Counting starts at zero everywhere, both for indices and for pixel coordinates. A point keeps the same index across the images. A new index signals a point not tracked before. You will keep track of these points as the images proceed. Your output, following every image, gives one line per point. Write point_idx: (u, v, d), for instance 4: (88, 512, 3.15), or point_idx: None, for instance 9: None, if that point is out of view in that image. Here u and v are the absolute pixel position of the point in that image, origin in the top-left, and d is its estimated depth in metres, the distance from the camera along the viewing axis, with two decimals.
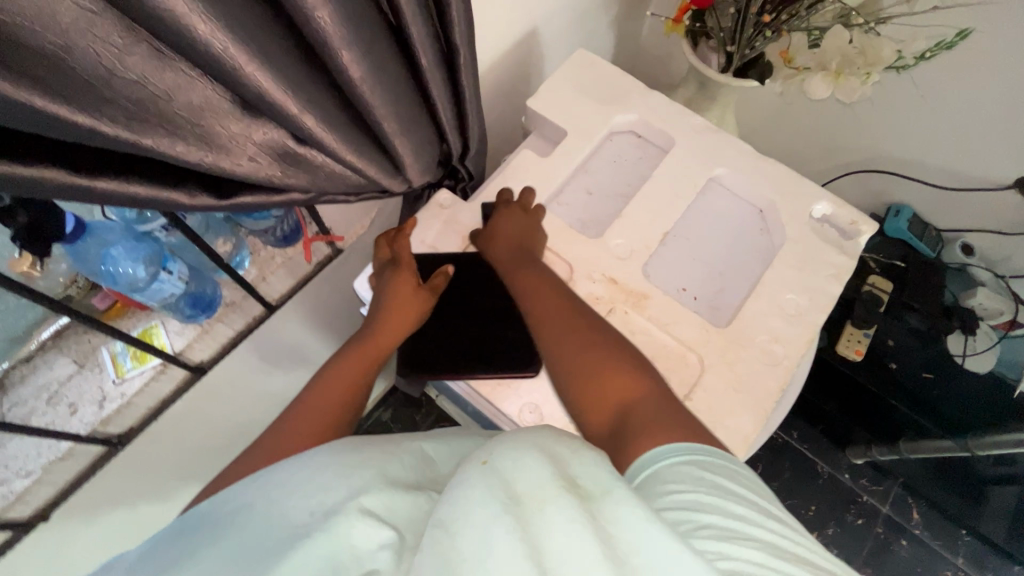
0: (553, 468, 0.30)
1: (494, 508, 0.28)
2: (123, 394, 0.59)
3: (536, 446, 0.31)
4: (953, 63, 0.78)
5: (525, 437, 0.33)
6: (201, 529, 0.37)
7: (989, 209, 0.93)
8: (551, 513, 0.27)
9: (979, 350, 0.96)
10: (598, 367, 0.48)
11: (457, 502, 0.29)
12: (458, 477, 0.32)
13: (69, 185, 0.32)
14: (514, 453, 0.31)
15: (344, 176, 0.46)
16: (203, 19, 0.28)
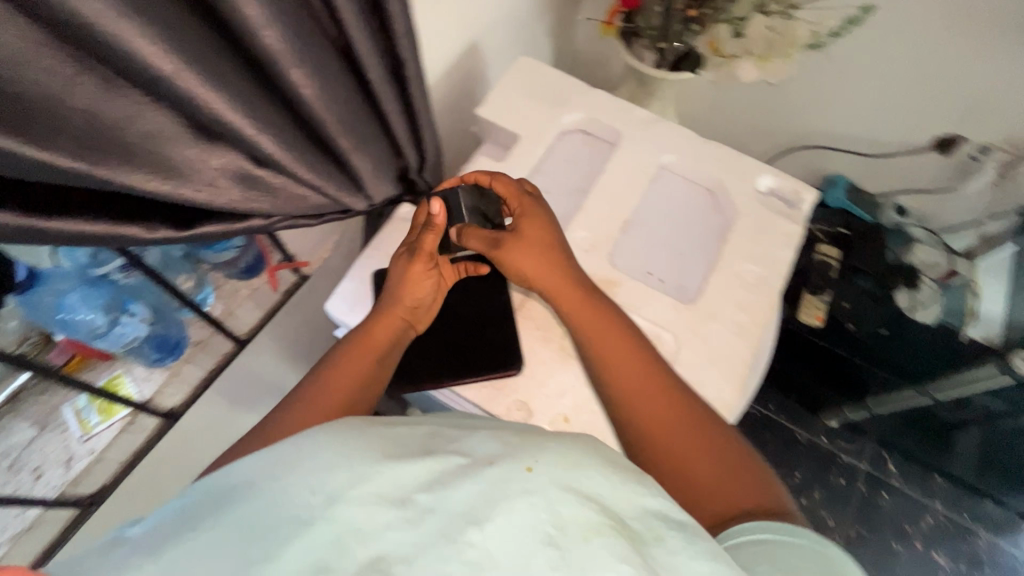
0: (592, 501, 0.33)
1: (535, 540, 0.31)
2: (92, 450, 0.54)
3: (590, 468, 0.36)
4: (866, 37, 0.87)
5: (576, 455, 0.36)
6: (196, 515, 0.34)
7: (913, 168, 1.05)
8: (598, 547, 0.31)
9: (925, 303, 1.07)
10: (645, 417, 0.49)
11: (501, 510, 0.32)
12: (504, 475, 0.34)
13: (16, 225, 0.30)
14: (569, 471, 0.35)
15: (305, 197, 0.45)
16: (154, 44, 0.26)
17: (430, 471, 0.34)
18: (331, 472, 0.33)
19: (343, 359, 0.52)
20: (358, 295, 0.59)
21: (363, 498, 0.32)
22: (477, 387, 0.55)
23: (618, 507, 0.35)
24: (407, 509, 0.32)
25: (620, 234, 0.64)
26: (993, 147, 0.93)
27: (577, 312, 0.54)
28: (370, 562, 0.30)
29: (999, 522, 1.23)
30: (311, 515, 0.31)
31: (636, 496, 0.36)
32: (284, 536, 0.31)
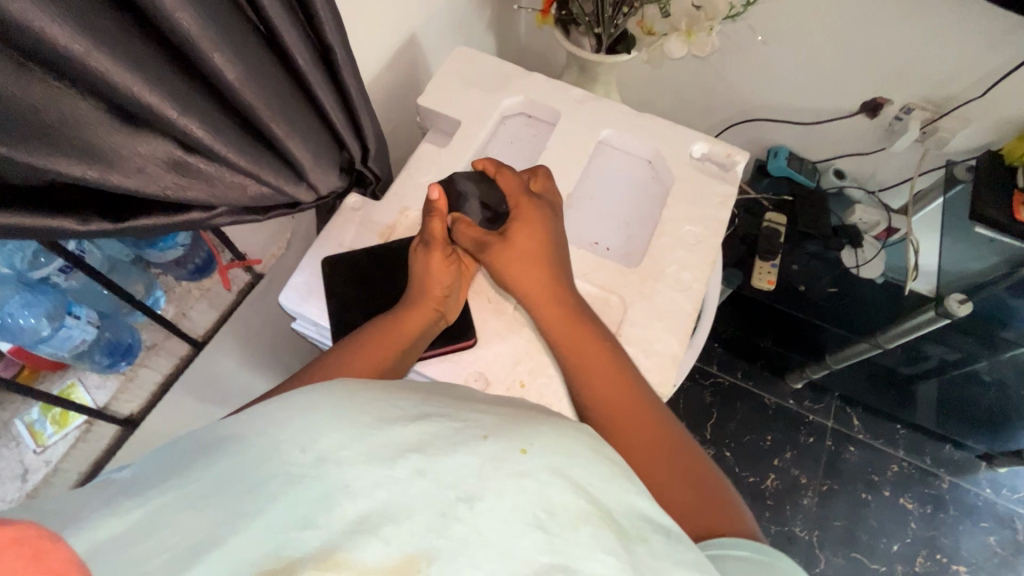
0: (579, 486, 0.32)
1: (523, 521, 0.29)
2: (48, 462, 0.53)
3: (576, 453, 0.34)
4: (787, 9, 0.92)
5: (568, 442, 0.35)
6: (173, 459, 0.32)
7: (846, 133, 1.10)
8: (586, 532, 0.30)
9: (869, 259, 1.12)
10: (647, 407, 0.49)
11: (492, 488, 0.30)
12: (499, 457, 0.32)
13: None
14: (563, 456, 0.33)
15: (243, 184, 0.46)
16: (62, 24, 0.27)
17: (421, 433, 0.32)
18: (317, 433, 0.31)
19: (380, 335, 0.51)
20: (310, 285, 0.59)
21: (351, 459, 0.30)
22: (434, 362, 0.56)
23: (606, 498, 0.33)
24: (397, 469, 0.30)
25: (565, 208, 0.67)
26: (915, 107, 0.98)
27: (558, 326, 0.54)
28: (352, 526, 0.27)
29: (961, 464, 1.29)
30: (301, 472, 0.29)
31: (627, 495, 0.35)
32: (267, 495, 0.28)
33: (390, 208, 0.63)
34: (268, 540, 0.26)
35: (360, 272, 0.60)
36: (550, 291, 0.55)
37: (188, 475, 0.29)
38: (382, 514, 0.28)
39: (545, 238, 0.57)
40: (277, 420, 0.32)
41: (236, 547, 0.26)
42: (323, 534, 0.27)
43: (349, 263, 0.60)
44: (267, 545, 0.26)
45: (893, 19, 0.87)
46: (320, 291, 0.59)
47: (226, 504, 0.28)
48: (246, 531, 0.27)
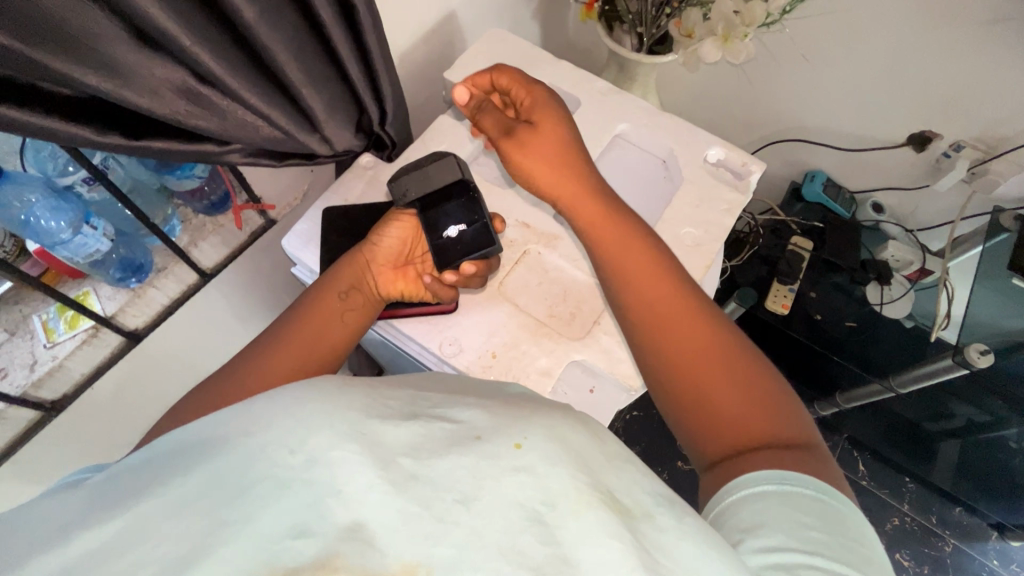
0: (588, 479, 0.33)
1: (522, 516, 0.30)
2: (54, 357, 0.57)
3: (565, 445, 0.34)
4: (834, 30, 0.90)
5: (551, 427, 0.36)
6: (173, 459, 0.34)
7: (889, 165, 1.05)
8: (589, 520, 0.30)
9: (895, 298, 1.07)
10: (654, 317, 0.48)
11: (489, 489, 0.31)
12: (492, 449, 0.33)
13: None
14: (549, 445, 0.34)
15: (255, 125, 0.49)
16: None
17: (413, 435, 0.34)
18: (304, 434, 0.32)
19: (318, 297, 0.54)
20: (311, 234, 0.63)
21: (342, 458, 0.31)
22: (416, 320, 0.59)
23: (623, 496, 0.33)
24: (392, 471, 0.31)
25: None
26: (967, 145, 0.92)
27: (597, 225, 0.52)
28: (347, 531, 0.29)
29: (969, 530, 1.22)
30: (291, 475, 0.31)
31: (617, 473, 0.35)
32: (259, 499, 0.30)
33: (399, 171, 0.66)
34: (262, 549, 0.28)
35: (356, 229, 0.62)
36: (579, 186, 0.53)
37: (171, 483, 0.32)
38: (379, 523, 0.29)
39: (554, 132, 0.54)
40: (264, 420, 0.34)
41: (227, 554, 0.28)
42: (316, 543, 0.28)
43: (350, 218, 0.62)
44: (261, 553, 0.28)
45: (950, 49, 0.83)
46: (317, 238, 0.62)
47: (209, 514, 0.30)
48: (235, 541, 0.28)
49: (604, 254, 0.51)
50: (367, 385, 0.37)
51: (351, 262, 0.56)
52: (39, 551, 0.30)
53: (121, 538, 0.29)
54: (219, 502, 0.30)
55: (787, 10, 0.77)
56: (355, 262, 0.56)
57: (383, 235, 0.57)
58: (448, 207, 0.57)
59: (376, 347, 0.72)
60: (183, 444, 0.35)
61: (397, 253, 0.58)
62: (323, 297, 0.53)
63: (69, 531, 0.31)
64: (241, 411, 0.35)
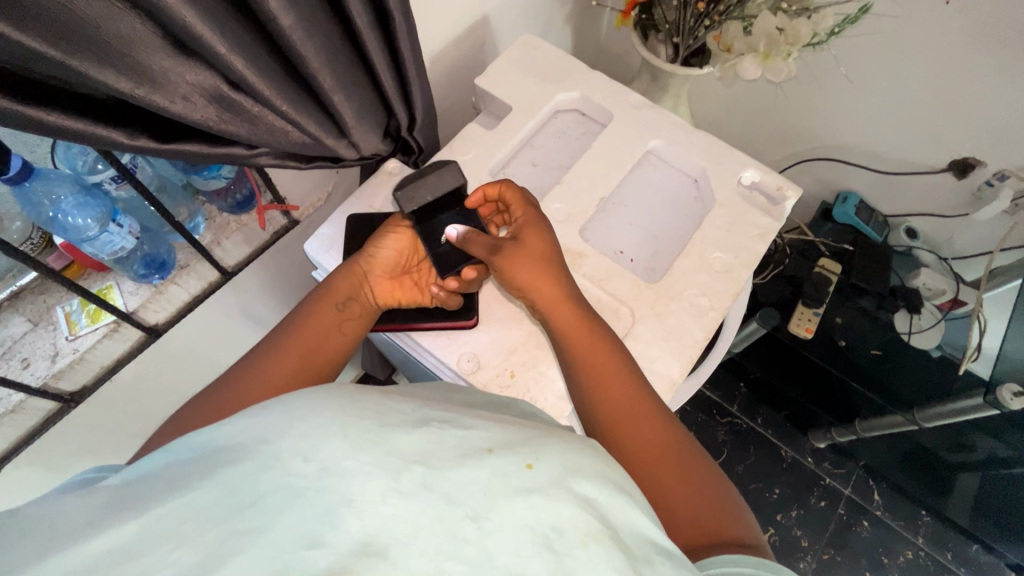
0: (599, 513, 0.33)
1: (531, 538, 0.30)
2: (76, 350, 0.57)
3: (573, 476, 0.34)
4: (878, 49, 0.87)
5: (565, 457, 0.36)
6: (185, 463, 0.33)
7: (928, 190, 1.01)
8: (594, 553, 0.30)
9: (925, 327, 1.03)
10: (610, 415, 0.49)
11: (499, 507, 0.31)
12: (501, 463, 0.33)
13: (13, 114, 0.34)
14: (557, 471, 0.34)
15: (285, 131, 0.49)
16: None
17: (425, 440, 0.34)
18: (319, 443, 0.32)
19: (311, 309, 0.54)
20: (333, 238, 0.62)
21: (355, 470, 0.31)
22: (432, 335, 0.58)
23: (634, 539, 0.34)
24: (403, 482, 0.31)
25: (597, 211, 0.66)
26: (1011, 174, 0.88)
27: (573, 333, 0.53)
28: (360, 546, 0.28)
29: (984, 568, 1.18)
30: (306, 485, 0.30)
31: (630, 514, 0.35)
32: (277, 508, 0.29)
33: None
34: (276, 558, 0.28)
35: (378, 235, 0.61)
36: (559, 305, 0.54)
37: (191, 490, 0.31)
38: (391, 532, 0.29)
39: (555, 245, 0.57)
40: (278, 425, 0.33)
41: (240, 563, 0.27)
42: (330, 554, 0.28)
43: (373, 224, 0.62)
44: (272, 564, 0.27)
45: (1003, 77, 0.79)
46: (342, 244, 0.61)
47: (226, 523, 0.29)
48: (252, 552, 0.28)
49: (585, 362, 0.52)
50: (386, 407, 0.36)
51: (349, 272, 0.56)
52: (53, 550, 0.29)
53: (139, 543, 0.28)
54: (238, 512, 0.29)
55: (836, 31, 0.74)
56: (353, 273, 0.56)
57: (380, 246, 0.57)
58: (443, 216, 0.60)
59: (391, 352, 0.71)
60: (202, 450, 0.34)
61: (394, 265, 0.58)
62: (318, 309, 0.54)
63: (83, 532, 0.30)
64: (257, 423, 0.34)
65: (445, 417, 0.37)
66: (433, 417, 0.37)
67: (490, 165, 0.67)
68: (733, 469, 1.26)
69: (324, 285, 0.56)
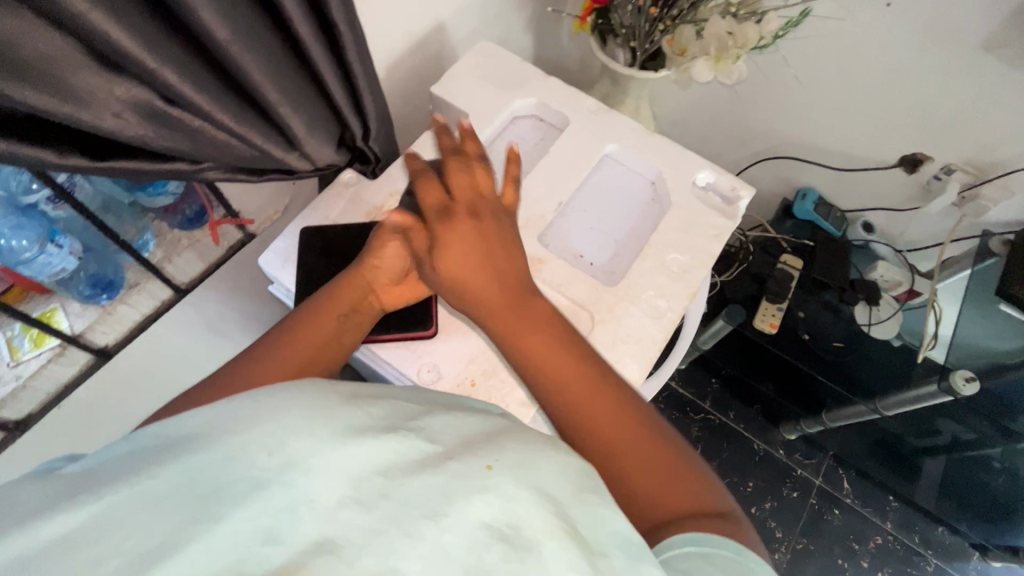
0: (551, 505, 0.32)
1: (489, 537, 0.29)
2: (18, 376, 0.56)
3: (532, 476, 0.33)
4: (826, 48, 0.89)
5: (531, 451, 0.35)
6: (107, 468, 0.31)
7: (881, 185, 1.04)
8: (551, 550, 0.29)
9: (884, 318, 1.06)
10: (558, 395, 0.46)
11: (457, 507, 0.30)
12: (460, 464, 0.32)
13: None
14: (524, 467, 0.33)
15: (231, 146, 0.48)
16: None
17: (386, 455, 0.32)
18: (284, 437, 0.31)
19: (312, 313, 0.52)
20: (289, 252, 0.61)
21: (319, 468, 0.30)
22: (391, 346, 0.57)
23: (592, 531, 0.32)
24: (364, 487, 0.30)
25: (555, 216, 0.66)
26: (957, 168, 0.92)
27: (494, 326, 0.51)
28: (312, 545, 0.28)
29: (951, 549, 1.22)
30: (265, 477, 0.30)
31: (598, 510, 0.34)
32: (237, 496, 0.29)
33: (385, 187, 0.64)
34: (231, 551, 0.27)
35: (335, 248, 0.61)
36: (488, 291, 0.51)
37: (151, 477, 0.30)
38: (348, 535, 0.28)
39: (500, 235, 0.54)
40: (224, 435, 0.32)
41: None
42: (288, 552, 0.27)
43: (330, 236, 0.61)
44: (232, 554, 0.27)
45: (944, 74, 0.82)
46: (296, 258, 0.61)
47: (186, 510, 0.28)
48: (206, 539, 0.27)
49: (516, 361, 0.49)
50: None
51: (355, 280, 0.55)
52: None
53: (82, 531, 0.27)
54: (197, 503, 0.28)
55: (781, 34, 0.76)
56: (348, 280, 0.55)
57: (383, 250, 0.55)
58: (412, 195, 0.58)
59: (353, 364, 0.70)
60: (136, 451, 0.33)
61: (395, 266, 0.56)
62: (320, 314, 0.52)
63: None
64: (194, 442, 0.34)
65: (415, 425, 0.35)
66: (393, 414, 0.36)
67: None
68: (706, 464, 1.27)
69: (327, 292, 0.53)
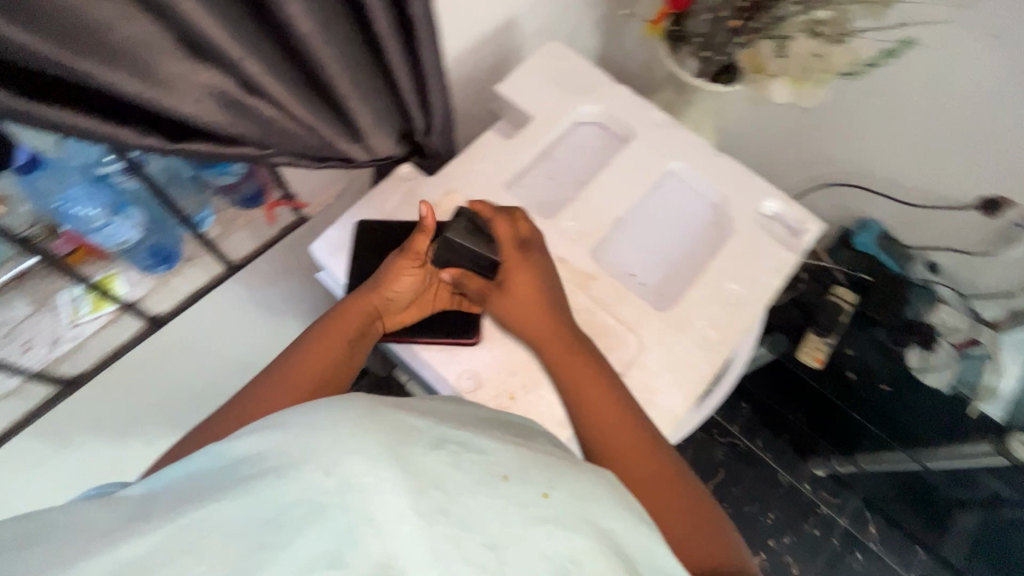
0: (605, 540, 0.32)
1: (549, 570, 0.30)
2: (77, 336, 0.59)
3: (587, 510, 0.33)
4: (914, 75, 0.83)
5: (582, 485, 0.34)
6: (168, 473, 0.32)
7: (954, 225, 0.98)
8: None
9: (936, 364, 1.01)
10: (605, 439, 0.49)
11: (517, 536, 0.30)
12: (513, 489, 0.32)
13: (17, 109, 0.33)
14: (581, 498, 0.33)
15: (298, 135, 0.47)
16: None
17: (442, 462, 0.31)
18: (339, 454, 0.29)
19: (322, 337, 0.53)
20: (340, 242, 0.61)
21: (374, 487, 0.28)
22: (433, 348, 0.57)
23: (647, 571, 0.34)
24: (422, 503, 0.29)
25: (610, 230, 0.64)
26: None
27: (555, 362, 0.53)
28: (380, 568, 0.27)
29: None
30: (325, 501, 0.28)
31: (648, 543, 0.35)
32: (294, 524, 0.28)
33: (441, 185, 0.64)
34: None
35: (388, 245, 0.60)
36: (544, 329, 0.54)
37: (215, 490, 0.30)
38: (411, 559, 0.28)
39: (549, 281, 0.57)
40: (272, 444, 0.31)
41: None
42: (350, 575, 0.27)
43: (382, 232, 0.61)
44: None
45: None
46: (348, 248, 0.61)
47: (250, 530, 0.28)
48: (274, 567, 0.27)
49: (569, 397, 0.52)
50: None
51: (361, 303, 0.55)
52: None
53: (150, 558, 0.28)
54: (258, 524, 0.28)
55: (874, 63, 0.71)
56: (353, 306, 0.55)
57: (392, 276, 0.55)
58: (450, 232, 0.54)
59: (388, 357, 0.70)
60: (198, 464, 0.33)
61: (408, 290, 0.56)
62: (330, 338, 0.53)
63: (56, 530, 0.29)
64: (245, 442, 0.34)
65: (462, 439, 0.34)
66: (440, 426, 0.34)
67: (506, 176, 0.65)
68: (727, 490, 1.24)
69: (335, 314, 0.54)
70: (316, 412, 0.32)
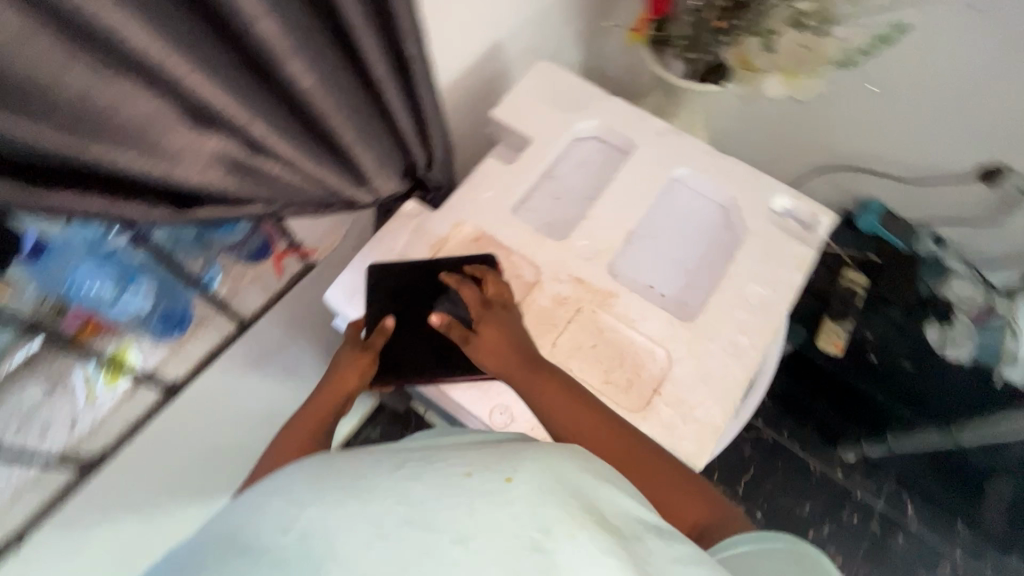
0: (577, 499, 0.29)
1: (519, 546, 0.26)
2: (95, 413, 0.58)
3: (553, 477, 0.30)
4: (899, 53, 0.84)
5: (541, 457, 0.31)
6: None
7: (953, 196, 0.99)
8: (584, 542, 0.27)
9: (957, 340, 1.00)
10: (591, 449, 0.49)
11: (484, 525, 0.26)
12: (473, 481, 0.29)
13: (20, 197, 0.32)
14: (537, 468, 0.30)
15: (306, 188, 0.47)
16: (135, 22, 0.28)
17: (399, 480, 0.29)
18: (296, 510, 0.28)
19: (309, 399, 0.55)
20: (354, 286, 0.60)
21: (336, 525, 0.27)
22: (461, 387, 0.56)
23: (628, 526, 0.30)
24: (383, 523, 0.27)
25: (625, 244, 0.63)
26: None
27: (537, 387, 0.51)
28: None
29: None
30: (283, 557, 0.26)
31: (617, 496, 0.32)
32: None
33: (449, 217, 0.63)
34: None
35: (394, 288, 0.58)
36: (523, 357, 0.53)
37: None
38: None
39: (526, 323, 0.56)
40: (254, 506, 0.29)
41: None
42: None
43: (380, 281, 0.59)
44: None
45: None
46: (363, 294, 0.60)
47: None
48: None
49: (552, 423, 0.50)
50: None
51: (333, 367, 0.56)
52: None
53: None
54: None
55: (866, 50, 0.72)
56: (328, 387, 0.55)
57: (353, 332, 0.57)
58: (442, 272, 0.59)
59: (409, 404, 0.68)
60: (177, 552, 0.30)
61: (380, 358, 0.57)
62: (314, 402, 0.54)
63: None
64: None
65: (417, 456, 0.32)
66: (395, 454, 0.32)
67: (513, 201, 0.64)
68: (760, 486, 1.22)
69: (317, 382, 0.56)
70: (288, 478, 0.30)
